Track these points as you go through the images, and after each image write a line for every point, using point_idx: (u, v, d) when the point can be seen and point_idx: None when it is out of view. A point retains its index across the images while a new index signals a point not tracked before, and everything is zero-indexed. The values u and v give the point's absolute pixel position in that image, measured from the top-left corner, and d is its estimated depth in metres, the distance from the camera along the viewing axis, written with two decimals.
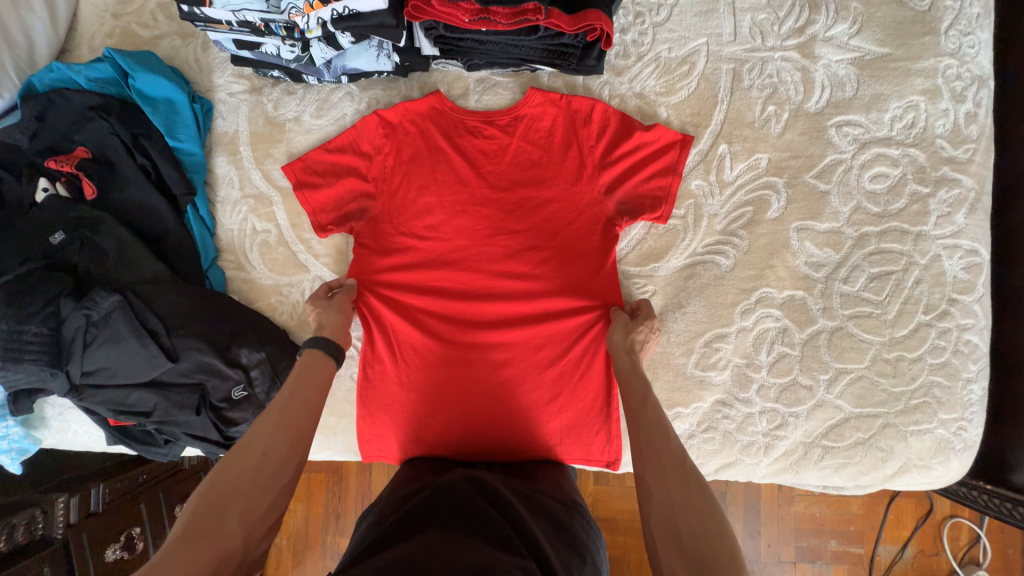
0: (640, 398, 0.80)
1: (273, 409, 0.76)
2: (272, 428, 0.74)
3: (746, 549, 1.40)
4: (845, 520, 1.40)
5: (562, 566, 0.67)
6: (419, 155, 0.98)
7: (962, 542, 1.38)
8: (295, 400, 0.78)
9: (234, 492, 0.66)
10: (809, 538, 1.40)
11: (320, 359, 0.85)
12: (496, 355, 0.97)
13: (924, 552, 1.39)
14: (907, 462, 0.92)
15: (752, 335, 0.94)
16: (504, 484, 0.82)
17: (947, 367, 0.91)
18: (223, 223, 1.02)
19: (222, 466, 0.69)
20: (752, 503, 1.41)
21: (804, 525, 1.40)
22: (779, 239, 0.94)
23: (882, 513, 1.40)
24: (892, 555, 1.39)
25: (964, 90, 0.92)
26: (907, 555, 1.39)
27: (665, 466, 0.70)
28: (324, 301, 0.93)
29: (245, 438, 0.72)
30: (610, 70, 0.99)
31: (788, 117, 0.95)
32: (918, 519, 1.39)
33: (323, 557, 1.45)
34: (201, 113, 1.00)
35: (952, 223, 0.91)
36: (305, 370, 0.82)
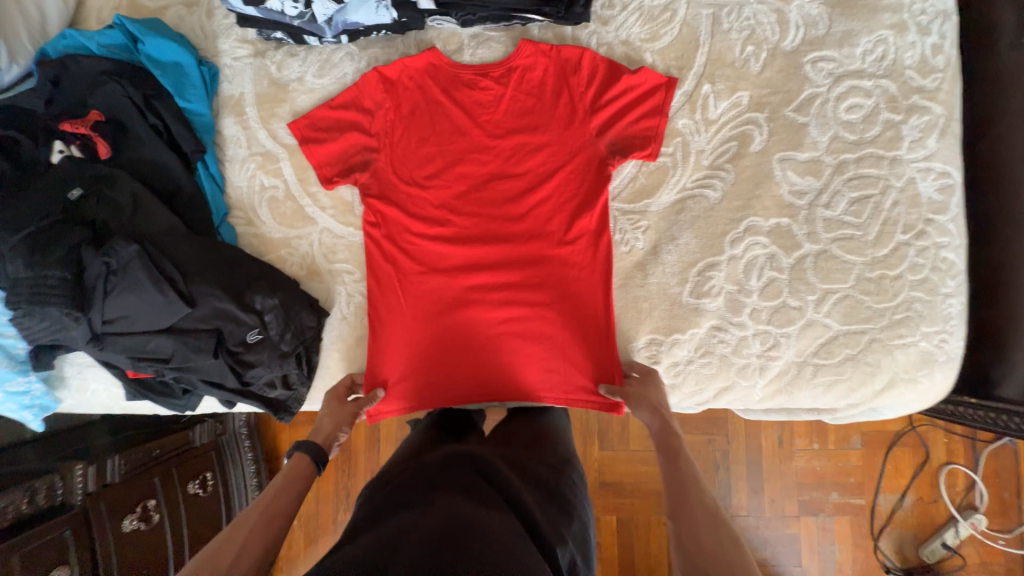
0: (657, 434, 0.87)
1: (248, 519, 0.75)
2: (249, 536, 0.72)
3: (750, 505, 1.45)
4: (845, 472, 1.45)
5: (549, 524, 0.67)
6: (418, 109, 1.04)
7: (959, 488, 1.43)
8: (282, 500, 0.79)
9: None
10: (811, 492, 1.45)
11: (301, 468, 0.86)
12: (497, 296, 1.01)
13: (923, 500, 1.44)
14: (894, 376, 0.98)
15: (742, 263, 0.99)
16: (493, 452, 0.78)
17: (927, 283, 0.96)
18: (232, 181, 1.06)
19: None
20: (754, 460, 1.46)
21: (806, 478, 1.45)
22: (763, 170, 0.99)
23: (880, 463, 1.45)
24: (892, 504, 1.44)
25: (928, 24, 0.98)
26: (907, 503, 1.44)
27: (698, 516, 0.71)
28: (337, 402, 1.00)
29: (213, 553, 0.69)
30: (597, 20, 1.04)
31: (766, 56, 1.00)
32: (915, 468, 1.44)
33: (336, 533, 1.48)
34: (208, 76, 1.05)
35: (925, 146, 0.97)
36: (295, 474, 0.85)
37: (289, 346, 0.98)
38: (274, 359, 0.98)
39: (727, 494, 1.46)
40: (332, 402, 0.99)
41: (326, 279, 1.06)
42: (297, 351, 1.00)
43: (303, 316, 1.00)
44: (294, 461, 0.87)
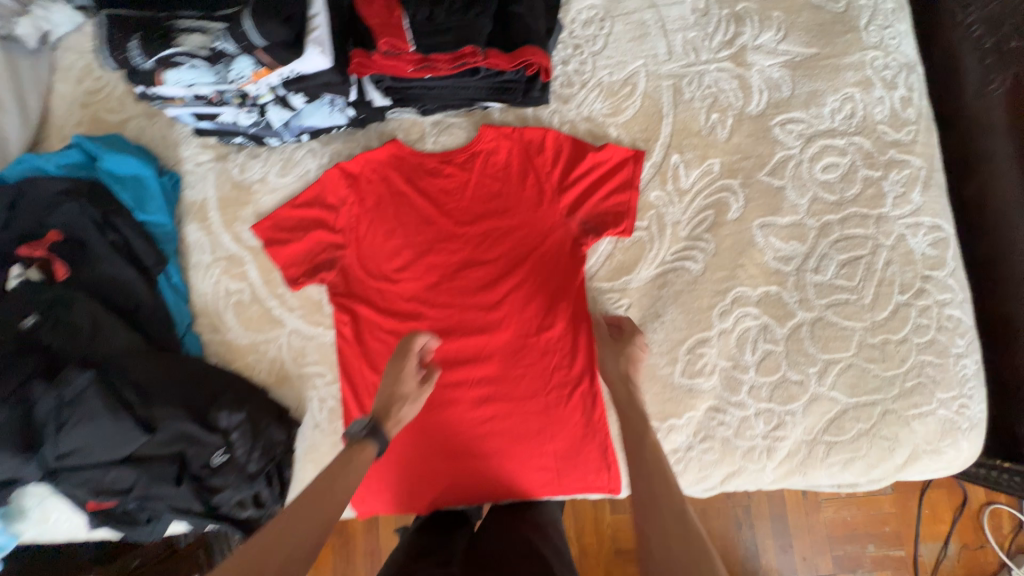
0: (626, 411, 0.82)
1: (303, 510, 0.69)
2: (294, 541, 0.65)
3: (780, 566, 1.30)
4: (878, 521, 1.32)
5: None
6: (382, 202, 1.01)
7: (1005, 530, 1.30)
8: (337, 497, 0.72)
9: None
10: (845, 546, 1.31)
11: (366, 456, 0.79)
12: (477, 391, 0.94)
13: (968, 546, 1.31)
14: (915, 449, 0.89)
15: (734, 336, 0.92)
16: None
17: (935, 345, 0.90)
18: (196, 288, 1.03)
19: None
20: (779, 513, 1.32)
21: (837, 531, 1.31)
22: (744, 238, 0.95)
23: (916, 508, 1.31)
24: (935, 554, 1.30)
25: (893, 77, 0.97)
26: (951, 552, 1.30)
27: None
28: (398, 364, 0.87)
29: (258, 547, 0.63)
30: (557, 99, 1.03)
31: (732, 122, 0.98)
32: (954, 511, 1.31)
33: None
34: (169, 186, 1.03)
35: (910, 201, 0.93)
36: (358, 463, 0.78)
37: (257, 466, 0.91)
38: (242, 481, 0.90)
39: (754, 554, 1.31)
40: (411, 381, 0.87)
41: (296, 384, 1.00)
42: (266, 470, 0.93)
43: (272, 430, 0.93)
44: (363, 448, 0.80)
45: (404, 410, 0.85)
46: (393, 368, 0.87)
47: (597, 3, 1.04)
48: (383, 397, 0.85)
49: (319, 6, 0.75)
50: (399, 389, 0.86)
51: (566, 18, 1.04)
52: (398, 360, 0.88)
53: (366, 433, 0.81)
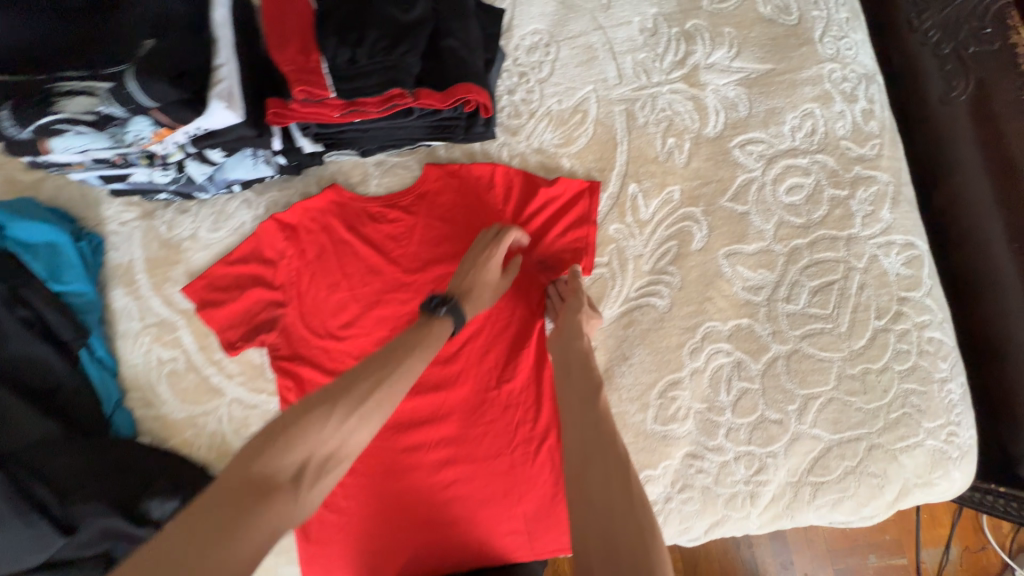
0: (585, 392, 0.76)
1: (352, 395, 0.64)
2: (345, 422, 0.62)
3: None
4: (879, 529, 1.14)
5: None
6: (324, 253, 0.94)
7: (1005, 528, 1.16)
8: (396, 385, 0.68)
9: (251, 471, 0.56)
10: (846, 559, 1.14)
11: (443, 333, 0.76)
12: (437, 452, 0.87)
13: (969, 549, 1.15)
14: (905, 484, 0.84)
15: (706, 376, 0.86)
16: None
17: (917, 372, 0.85)
18: (125, 359, 0.94)
19: (263, 457, 0.57)
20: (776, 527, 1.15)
21: (838, 542, 1.14)
22: (710, 269, 0.89)
23: (915, 511, 1.15)
24: (937, 559, 1.14)
25: (853, 90, 0.92)
26: (953, 556, 1.14)
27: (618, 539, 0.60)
28: (485, 246, 0.83)
29: (312, 413, 0.61)
30: (504, 131, 0.97)
31: (690, 146, 0.93)
32: (954, 512, 1.15)
33: None
34: (88, 251, 0.95)
35: (880, 220, 0.88)
36: (420, 354, 0.72)
37: None
38: None
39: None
40: (496, 270, 0.83)
41: None
42: None
43: None
44: (440, 324, 0.76)
45: (484, 298, 0.83)
46: (480, 252, 0.83)
47: (541, 27, 0.99)
48: (469, 274, 0.82)
49: (225, 54, 0.69)
50: (484, 275, 0.82)
51: (509, 45, 0.99)
52: (488, 244, 0.83)
53: (444, 312, 0.77)
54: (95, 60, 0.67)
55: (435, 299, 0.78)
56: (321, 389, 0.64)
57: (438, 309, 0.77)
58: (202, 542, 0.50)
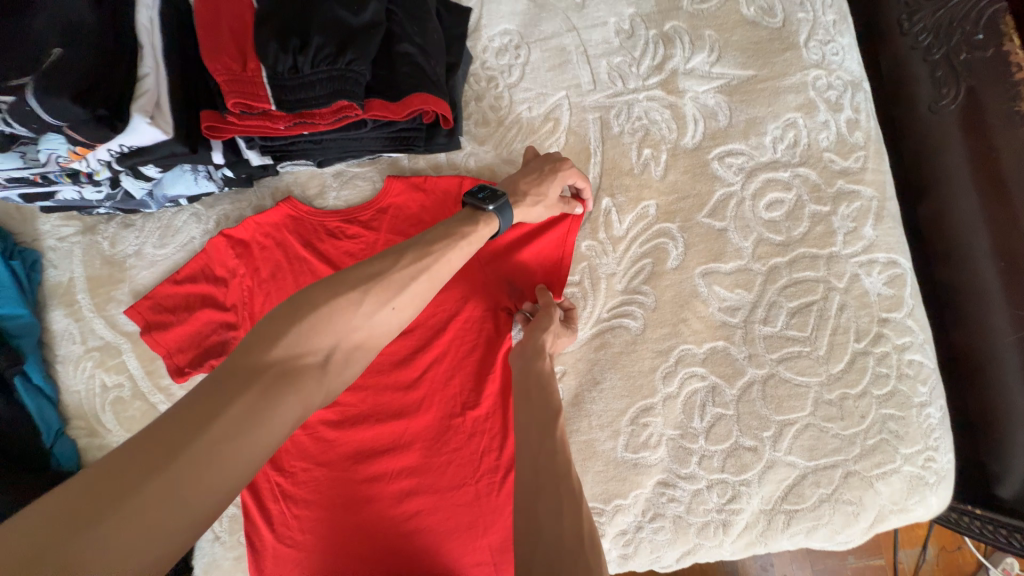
0: (544, 414, 0.72)
1: (390, 279, 0.60)
2: (377, 310, 0.59)
3: None
4: None
5: None
6: (279, 270, 0.87)
7: None
8: (432, 277, 0.63)
9: (279, 341, 0.53)
10: (825, 560, 1.10)
11: (487, 231, 0.71)
12: (399, 480, 0.83)
13: (946, 549, 1.10)
14: (881, 510, 0.81)
15: (680, 402, 0.83)
16: None
17: (896, 397, 0.82)
18: (67, 385, 0.88)
19: (291, 334, 0.54)
20: None
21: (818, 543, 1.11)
22: (686, 289, 0.85)
23: None
24: (914, 559, 1.10)
25: (839, 98, 0.87)
26: (930, 556, 1.10)
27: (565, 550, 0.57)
28: (548, 159, 0.79)
29: (343, 298, 0.57)
30: (471, 141, 0.91)
31: (666, 157, 0.88)
32: None
33: None
34: (23, 269, 0.87)
35: (862, 237, 0.85)
36: (461, 249, 0.67)
37: None
38: None
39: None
40: (555, 187, 0.77)
41: None
42: None
43: None
44: (487, 223, 0.70)
45: (535, 208, 0.76)
46: (545, 166, 0.78)
47: (511, 27, 0.92)
48: (526, 183, 0.76)
49: (151, 63, 0.63)
50: (545, 187, 0.76)
51: (476, 47, 0.92)
52: (550, 158, 0.79)
53: (491, 207, 0.70)
54: None
55: (484, 193, 0.72)
56: (351, 270, 0.60)
57: (485, 203, 0.71)
58: (237, 402, 0.47)
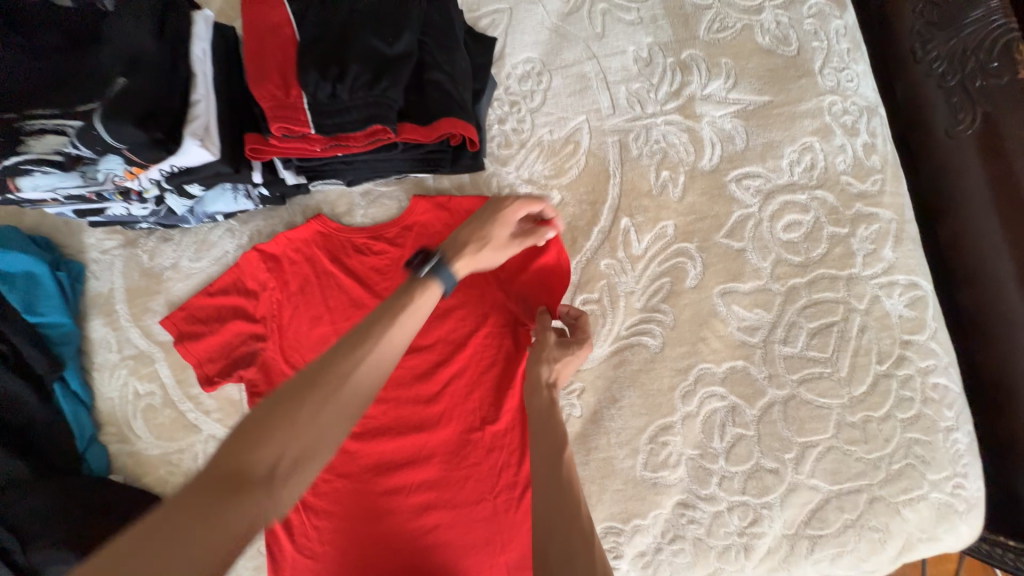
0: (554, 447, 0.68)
1: (330, 376, 0.54)
2: (320, 410, 0.52)
3: None
4: None
5: None
6: (307, 284, 0.91)
7: None
8: (379, 360, 0.57)
9: (203, 476, 0.47)
10: None
11: (430, 297, 0.64)
12: (418, 495, 0.84)
13: None
14: (909, 538, 0.79)
15: (699, 421, 0.83)
16: None
17: (921, 421, 0.81)
18: (102, 392, 0.92)
19: (215, 465, 0.47)
20: None
21: None
22: (704, 308, 0.86)
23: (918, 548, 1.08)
24: None
25: (855, 123, 0.89)
26: None
27: None
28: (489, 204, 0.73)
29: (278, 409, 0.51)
30: (494, 161, 0.94)
31: (684, 179, 0.90)
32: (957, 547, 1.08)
33: None
34: (68, 280, 0.92)
35: (882, 259, 0.85)
36: (404, 323, 0.60)
37: None
38: None
39: None
40: (499, 229, 0.71)
41: None
42: None
43: None
44: (426, 285, 0.64)
45: (482, 254, 0.69)
46: (490, 207, 0.72)
47: (533, 56, 0.97)
48: (466, 232, 0.70)
49: (203, 89, 0.67)
50: (488, 230, 0.70)
51: (500, 74, 0.96)
52: (492, 203, 0.73)
53: (426, 271, 0.64)
54: (56, 75, 0.64)
55: (420, 259, 0.67)
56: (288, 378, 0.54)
57: (419, 269, 0.65)
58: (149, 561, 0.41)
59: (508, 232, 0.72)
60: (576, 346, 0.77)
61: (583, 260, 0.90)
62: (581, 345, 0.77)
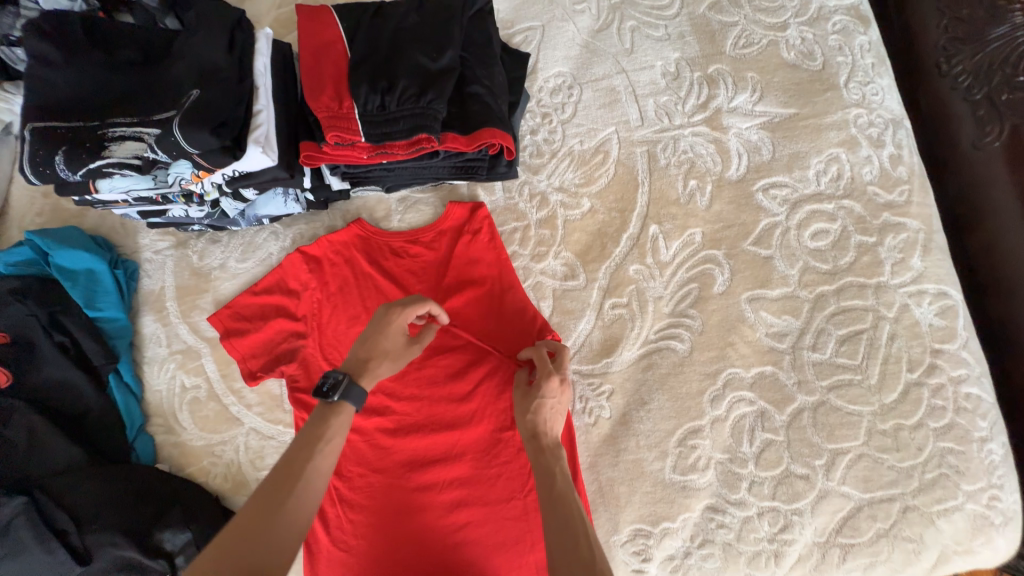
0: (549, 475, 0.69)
1: (265, 514, 0.59)
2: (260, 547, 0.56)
3: None
4: None
5: None
6: (347, 285, 0.95)
7: None
8: (309, 481, 0.64)
9: None
10: None
11: (345, 417, 0.71)
12: (448, 493, 0.86)
13: None
14: (944, 551, 0.79)
15: (728, 425, 0.84)
16: None
17: (955, 430, 0.80)
18: (150, 385, 0.96)
19: None
20: None
21: None
22: (732, 313, 0.88)
23: None
24: None
25: (880, 135, 0.91)
26: None
27: None
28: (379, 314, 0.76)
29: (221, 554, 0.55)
30: (526, 170, 0.98)
31: (712, 188, 0.93)
32: None
33: None
34: (124, 277, 0.98)
35: (910, 268, 0.86)
36: (328, 446, 0.67)
37: None
38: None
39: None
40: (391, 340, 0.76)
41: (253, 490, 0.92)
42: None
43: None
44: (337, 409, 0.70)
45: (383, 368, 0.75)
46: (382, 316, 0.76)
47: (564, 70, 1.01)
48: (363, 351, 0.75)
49: (264, 100, 0.73)
50: (382, 345, 0.75)
51: (533, 87, 1.01)
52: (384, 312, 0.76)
53: (337, 395, 0.70)
54: (134, 88, 0.70)
55: (325, 383, 0.71)
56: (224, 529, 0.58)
57: (328, 394, 0.70)
58: None
59: (399, 337, 0.77)
60: (544, 376, 0.77)
61: (612, 266, 0.93)
62: (550, 372, 0.77)
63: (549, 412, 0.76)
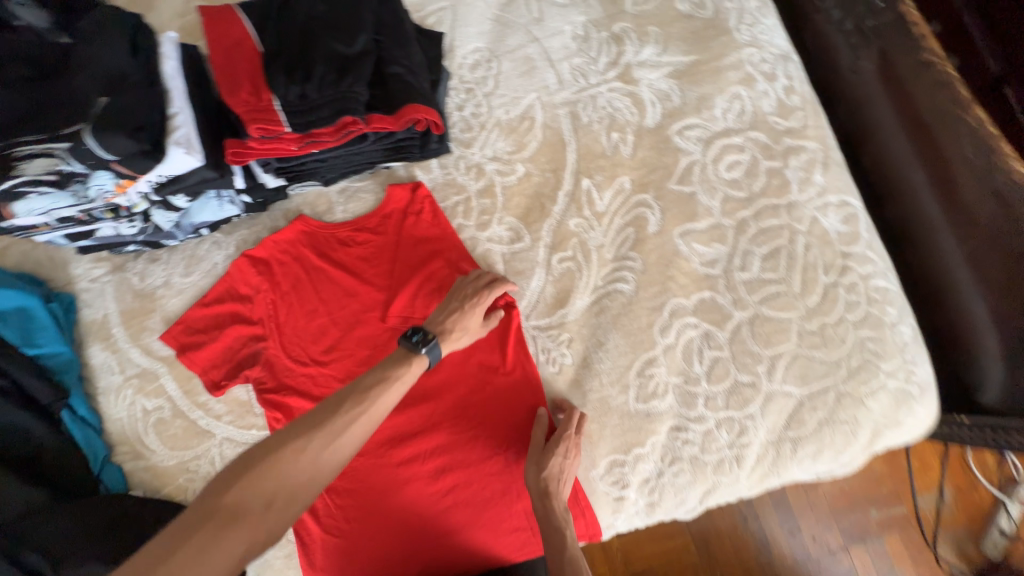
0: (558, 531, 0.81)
1: (343, 420, 0.71)
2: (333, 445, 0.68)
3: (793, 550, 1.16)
4: (873, 481, 1.19)
5: None
6: (299, 282, 0.95)
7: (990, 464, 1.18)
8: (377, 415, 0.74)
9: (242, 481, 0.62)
10: (850, 516, 1.18)
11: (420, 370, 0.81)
12: (430, 461, 0.88)
13: (962, 489, 1.18)
14: (876, 427, 0.88)
15: (679, 350, 0.91)
16: None
17: (870, 320, 0.90)
18: (109, 414, 0.94)
19: (245, 480, 0.63)
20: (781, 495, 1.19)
21: (839, 501, 1.18)
22: (668, 249, 0.94)
23: (904, 461, 1.20)
24: (934, 503, 1.18)
25: (772, 70, 1.00)
26: (948, 498, 1.18)
27: None
28: (459, 298, 0.88)
29: (306, 432, 0.68)
30: (459, 145, 1.02)
31: (633, 138, 0.99)
32: (940, 456, 1.20)
33: None
34: (60, 310, 0.95)
35: (814, 183, 0.95)
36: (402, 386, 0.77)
37: None
38: None
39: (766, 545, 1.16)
40: (473, 318, 0.87)
41: None
42: None
43: None
44: (417, 358, 0.81)
45: (461, 338, 0.86)
46: (466, 298, 0.88)
47: (481, 45, 1.05)
48: (449, 320, 0.86)
49: (179, 103, 0.73)
50: (465, 321, 0.86)
51: (453, 65, 1.04)
52: (465, 292, 0.89)
53: (424, 348, 0.81)
54: (36, 104, 0.68)
55: (416, 336, 0.82)
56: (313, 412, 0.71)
57: (418, 347, 0.81)
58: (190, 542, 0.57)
59: (477, 317, 0.88)
60: (562, 435, 0.85)
61: (554, 223, 0.98)
62: (568, 434, 0.85)
63: (561, 467, 0.83)
